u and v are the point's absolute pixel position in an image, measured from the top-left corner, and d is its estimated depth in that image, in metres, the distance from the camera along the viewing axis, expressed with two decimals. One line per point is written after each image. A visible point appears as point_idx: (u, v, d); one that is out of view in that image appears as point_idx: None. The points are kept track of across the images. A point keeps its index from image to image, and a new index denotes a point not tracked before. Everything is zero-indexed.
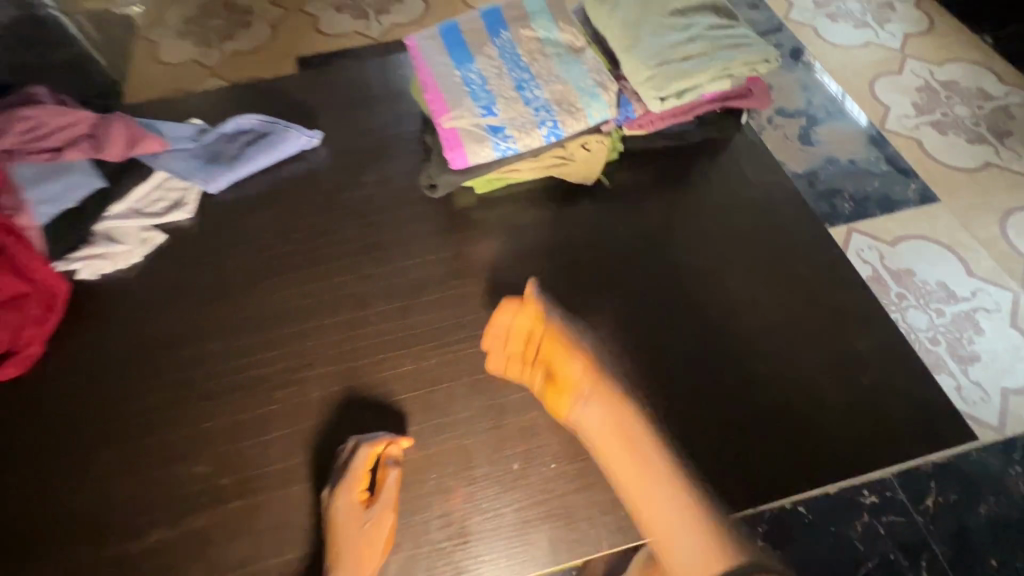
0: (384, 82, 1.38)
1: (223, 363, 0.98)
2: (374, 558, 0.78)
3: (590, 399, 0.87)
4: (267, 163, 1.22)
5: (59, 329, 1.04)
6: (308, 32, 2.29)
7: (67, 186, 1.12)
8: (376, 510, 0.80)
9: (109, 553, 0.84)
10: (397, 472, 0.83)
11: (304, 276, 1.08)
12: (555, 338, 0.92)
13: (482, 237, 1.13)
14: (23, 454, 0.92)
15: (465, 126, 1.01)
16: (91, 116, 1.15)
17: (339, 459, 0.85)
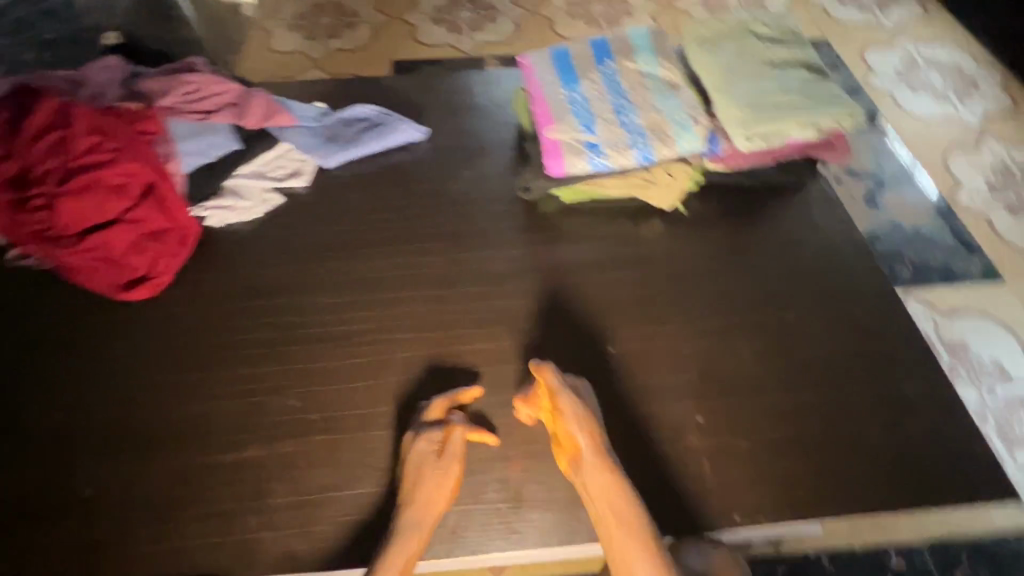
0: (486, 92, 1.51)
1: (321, 316, 1.10)
2: (440, 501, 0.87)
3: (587, 468, 0.88)
4: (377, 150, 1.36)
5: (187, 264, 1.19)
6: (404, 38, 2.38)
7: (211, 145, 1.26)
8: (444, 460, 0.89)
9: (209, 460, 0.95)
10: (461, 430, 0.91)
11: (398, 252, 1.20)
12: (558, 405, 0.92)
13: (561, 242, 1.23)
14: (146, 365, 1.06)
15: (566, 138, 1.12)
16: (237, 88, 1.31)
17: (425, 410, 0.95)
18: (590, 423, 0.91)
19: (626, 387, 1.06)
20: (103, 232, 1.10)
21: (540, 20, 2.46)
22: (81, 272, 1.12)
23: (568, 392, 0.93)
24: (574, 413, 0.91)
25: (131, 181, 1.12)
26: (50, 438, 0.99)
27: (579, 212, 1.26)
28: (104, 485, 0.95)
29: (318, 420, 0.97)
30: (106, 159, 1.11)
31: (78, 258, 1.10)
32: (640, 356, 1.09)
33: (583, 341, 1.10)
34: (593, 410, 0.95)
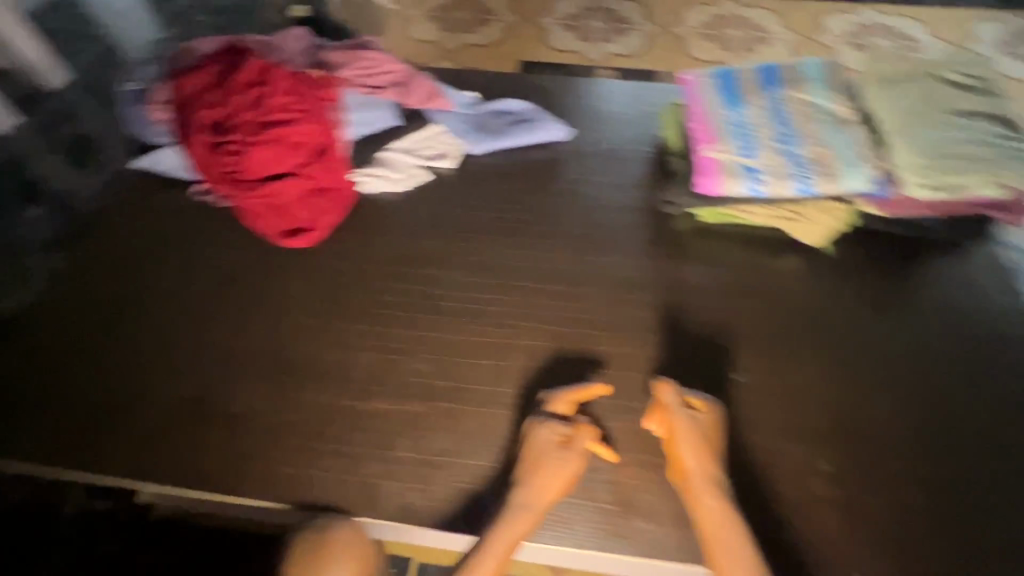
0: (635, 100, 1.50)
1: (453, 290, 1.16)
2: (555, 488, 0.89)
3: (699, 490, 0.89)
4: (522, 143, 1.41)
5: (341, 222, 1.29)
6: (536, 42, 2.38)
7: (377, 118, 1.38)
8: (568, 452, 0.91)
9: (339, 403, 1.02)
10: (590, 428, 0.93)
11: (532, 244, 1.24)
12: (677, 421, 0.93)
13: (692, 260, 1.22)
14: (293, 305, 1.15)
15: (723, 159, 1.11)
16: (406, 69, 1.41)
17: (550, 400, 0.98)
18: (701, 447, 0.91)
19: (745, 418, 1.04)
20: (276, 181, 1.22)
21: (671, 39, 2.36)
22: (252, 214, 1.24)
23: (684, 414, 0.94)
24: (686, 434, 0.92)
25: (306, 139, 1.23)
26: (210, 353, 1.11)
27: (716, 234, 1.25)
28: (250, 405, 1.03)
29: (444, 386, 1.03)
30: (289, 116, 1.22)
31: (253, 201, 1.22)
32: (763, 390, 1.07)
33: (705, 364, 1.09)
34: (711, 434, 0.93)
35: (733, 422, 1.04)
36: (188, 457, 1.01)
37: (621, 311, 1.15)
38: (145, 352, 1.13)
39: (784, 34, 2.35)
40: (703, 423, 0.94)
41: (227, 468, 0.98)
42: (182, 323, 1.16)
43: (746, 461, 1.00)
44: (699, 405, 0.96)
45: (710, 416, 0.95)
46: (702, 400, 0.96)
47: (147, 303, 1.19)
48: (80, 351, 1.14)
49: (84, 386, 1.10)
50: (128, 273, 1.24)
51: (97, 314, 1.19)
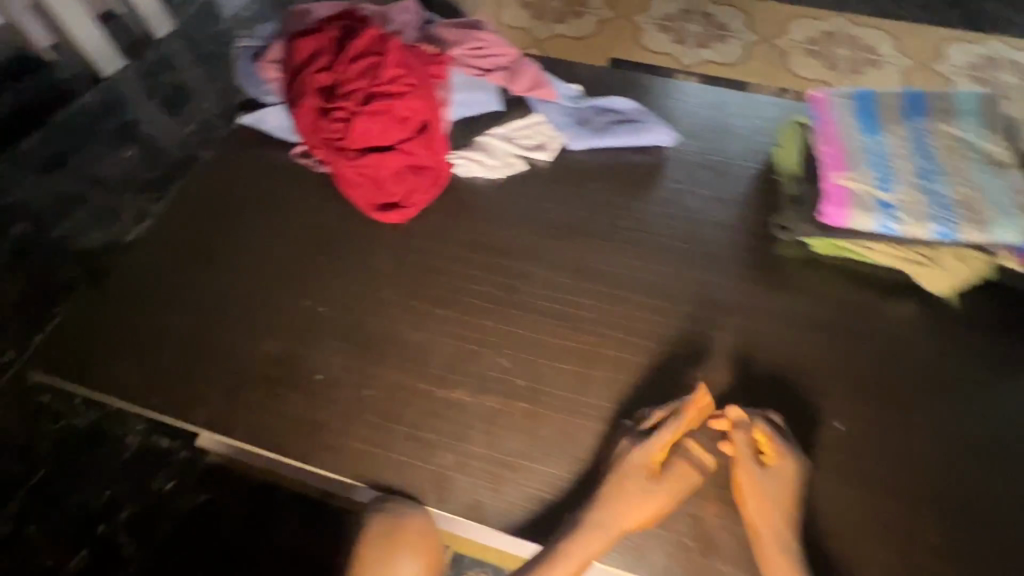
0: (746, 114, 1.42)
1: (541, 289, 1.12)
2: (639, 522, 0.86)
3: (764, 551, 0.84)
4: (624, 144, 1.34)
5: (432, 203, 1.27)
6: (628, 40, 2.27)
7: (479, 100, 1.33)
8: (659, 487, 0.87)
9: (419, 386, 1.00)
10: (687, 470, 0.89)
11: (625, 250, 1.18)
12: (742, 472, 0.89)
13: (800, 290, 1.13)
14: (380, 281, 1.15)
15: (856, 189, 1.02)
16: (515, 55, 1.36)
17: (650, 426, 0.92)
18: (766, 501, 0.86)
19: (846, 471, 0.95)
20: (377, 153, 1.20)
21: (771, 52, 2.19)
22: (348, 183, 1.23)
23: (750, 464, 0.89)
24: (750, 487, 0.87)
25: (411, 115, 1.20)
26: (296, 317, 1.11)
27: (828, 266, 1.15)
28: (332, 374, 1.03)
29: (525, 386, 1.00)
30: (399, 88, 1.19)
31: (352, 170, 1.21)
32: (867, 444, 0.97)
33: (804, 404, 1.01)
34: (780, 488, 0.87)
35: (831, 472, 0.95)
36: (264, 417, 1.01)
37: (715, 335, 1.08)
38: (233, 306, 1.14)
39: (895, 60, 2.15)
40: (772, 476, 0.88)
41: (303, 435, 0.98)
42: (270, 282, 1.16)
43: (841, 519, 0.92)
44: (769, 454, 0.89)
45: (783, 468, 0.88)
46: (773, 448, 0.89)
47: (240, 258, 1.21)
48: (174, 297, 1.18)
49: (174, 331, 1.13)
50: (224, 226, 1.26)
51: (193, 263, 1.22)
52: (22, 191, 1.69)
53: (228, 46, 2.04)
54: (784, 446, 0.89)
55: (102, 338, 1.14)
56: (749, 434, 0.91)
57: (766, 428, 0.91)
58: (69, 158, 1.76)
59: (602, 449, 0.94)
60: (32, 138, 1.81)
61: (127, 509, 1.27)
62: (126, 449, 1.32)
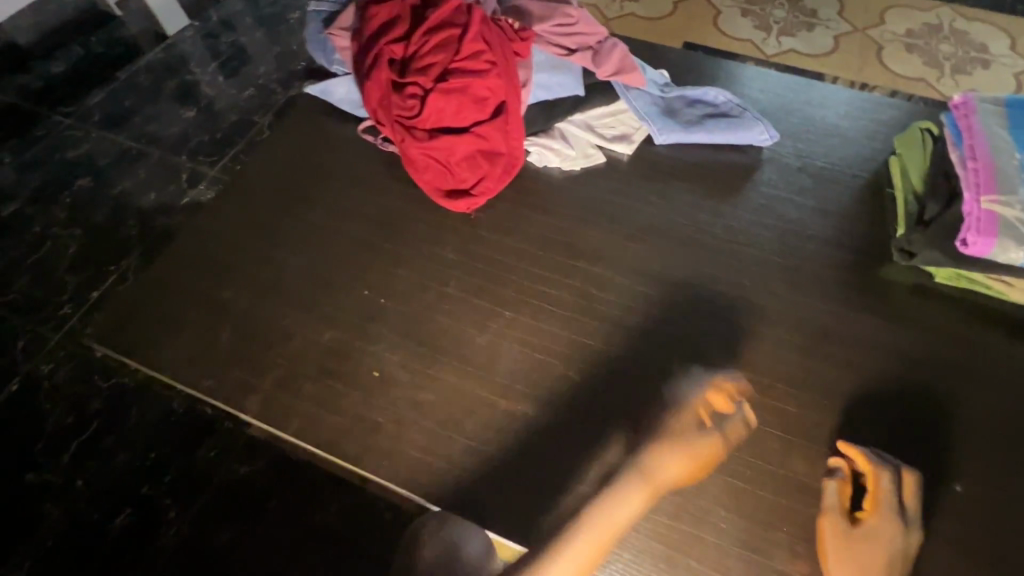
0: (857, 115, 1.25)
1: (614, 299, 1.02)
2: (687, 470, 0.79)
3: None
4: (717, 142, 1.21)
5: (500, 192, 1.18)
6: (704, 22, 2.02)
7: (561, 82, 1.23)
8: (707, 434, 0.82)
9: (482, 396, 0.94)
10: (738, 419, 0.84)
11: (712, 260, 1.06)
12: (829, 526, 0.79)
13: (915, 324, 0.99)
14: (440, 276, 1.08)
15: (1009, 215, 0.87)
16: (601, 35, 1.23)
17: (689, 387, 0.90)
18: (854, 564, 0.75)
19: (961, 542, 0.82)
20: (450, 134, 1.12)
21: (868, 43, 1.92)
22: (416, 164, 1.15)
23: (840, 519, 0.79)
24: (837, 545, 0.77)
25: (489, 94, 1.11)
26: (355, 308, 1.05)
27: (949, 300, 1.01)
28: (392, 371, 0.98)
29: (596, 407, 0.92)
30: (478, 65, 1.10)
31: (421, 151, 1.13)
32: (988, 513, 0.84)
33: (918, 457, 0.87)
34: (875, 552, 0.76)
35: (943, 541, 0.82)
36: (318, 410, 0.97)
37: (814, 364, 0.94)
38: (293, 287, 1.09)
39: (1009, 60, 1.86)
40: (864, 537, 0.77)
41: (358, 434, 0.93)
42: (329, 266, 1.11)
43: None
44: (866, 510, 0.79)
45: (879, 531, 0.77)
46: (873, 505, 0.79)
47: (301, 236, 1.16)
48: (232, 270, 1.13)
49: (229, 308, 1.09)
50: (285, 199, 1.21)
51: (252, 239, 1.17)
52: (87, 147, 1.69)
53: (291, 10, 1.97)
54: (888, 507, 0.79)
55: (157, 308, 1.11)
56: (843, 485, 0.81)
57: (875, 481, 0.80)
58: (132, 117, 1.74)
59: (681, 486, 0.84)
60: (98, 94, 1.79)
61: (171, 471, 1.23)
62: (171, 414, 1.28)
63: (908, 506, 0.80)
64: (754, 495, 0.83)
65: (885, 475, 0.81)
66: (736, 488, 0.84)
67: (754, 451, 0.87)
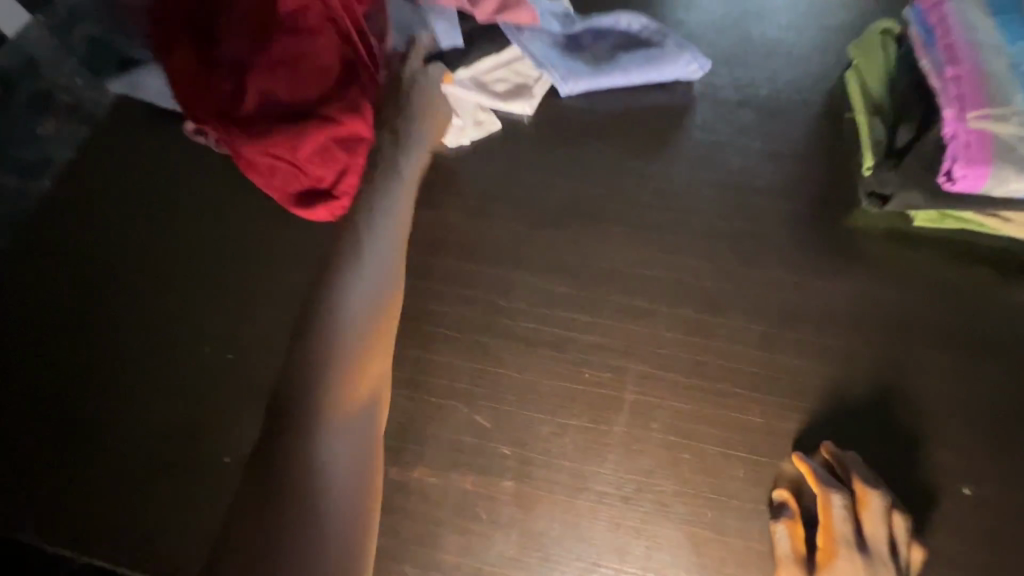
0: (802, 26, 1.02)
1: (526, 305, 0.79)
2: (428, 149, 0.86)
3: None
4: (635, 83, 0.96)
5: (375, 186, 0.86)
6: None
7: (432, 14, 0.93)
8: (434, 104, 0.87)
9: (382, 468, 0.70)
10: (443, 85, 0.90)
11: (644, 237, 0.84)
12: None
13: (895, 281, 0.80)
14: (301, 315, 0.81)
15: (1003, 134, 0.66)
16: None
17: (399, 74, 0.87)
18: None
19: (985, 560, 0.65)
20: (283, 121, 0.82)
21: None
22: (251, 170, 0.85)
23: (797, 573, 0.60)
24: None
25: (326, 60, 0.83)
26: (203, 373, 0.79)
27: (933, 245, 0.81)
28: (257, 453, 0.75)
29: (514, 458, 0.70)
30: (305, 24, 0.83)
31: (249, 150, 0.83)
32: (1008, 512, 0.67)
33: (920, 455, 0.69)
34: None
35: (960, 560, 0.65)
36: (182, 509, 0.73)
37: (778, 356, 0.75)
38: (108, 351, 0.80)
39: None
40: None
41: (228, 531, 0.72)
42: (159, 318, 0.82)
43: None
44: (822, 551, 0.60)
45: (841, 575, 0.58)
46: (829, 542, 0.60)
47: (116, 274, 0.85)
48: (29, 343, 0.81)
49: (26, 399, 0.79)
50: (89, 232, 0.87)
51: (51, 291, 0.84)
52: None
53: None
54: (847, 541, 0.59)
55: None
56: (794, 526, 0.62)
57: (826, 510, 0.61)
58: None
59: (626, 544, 0.66)
60: None
61: None
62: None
63: (877, 527, 0.59)
64: (718, 542, 0.65)
65: (836, 498, 0.61)
66: (697, 537, 0.66)
67: (715, 483, 0.68)
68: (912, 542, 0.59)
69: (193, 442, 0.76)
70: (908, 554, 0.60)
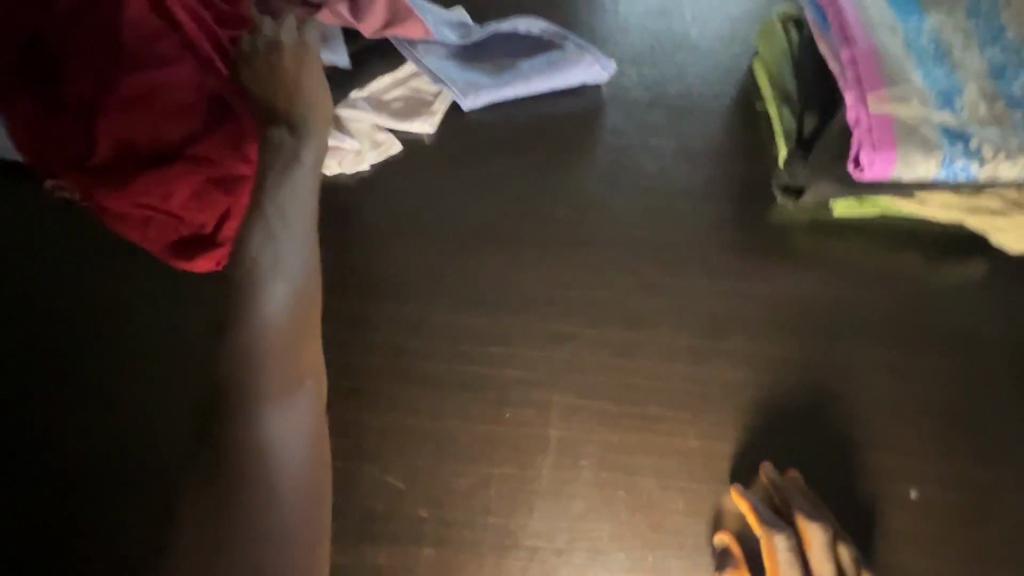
0: (706, 19, 0.99)
1: (439, 344, 0.72)
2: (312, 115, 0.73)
3: None
4: (539, 91, 0.90)
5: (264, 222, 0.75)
6: None
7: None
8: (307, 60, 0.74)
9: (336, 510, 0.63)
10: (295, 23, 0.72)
11: (561, 255, 0.78)
12: None
13: (822, 275, 0.76)
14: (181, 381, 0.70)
15: (905, 115, 0.63)
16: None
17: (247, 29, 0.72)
18: None
19: (941, 565, 0.61)
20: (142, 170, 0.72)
21: None
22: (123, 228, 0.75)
23: None
24: None
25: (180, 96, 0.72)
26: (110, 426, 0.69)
27: (855, 235, 0.78)
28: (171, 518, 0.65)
29: (433, 521, 0.63)
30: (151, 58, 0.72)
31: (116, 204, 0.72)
32: (960, 510, 0.63)
33: (866, 459, 0.65)
34: None
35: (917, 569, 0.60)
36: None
37: (712, 370, 0.70)
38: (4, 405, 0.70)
39: None
40: None
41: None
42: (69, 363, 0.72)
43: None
44: None
45: None
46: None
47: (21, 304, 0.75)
48: None
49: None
50: None
51: None
52: None
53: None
54: None
55: None
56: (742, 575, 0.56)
57: (770, 554, 0.54)
58: None
59: None
60: None
61: None
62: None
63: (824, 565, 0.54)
64: None
65: (780, 539, 0.54)
66: None
67: (654, 520, 0.62)
68: (863, 573, 0.54)
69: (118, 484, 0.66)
70: None
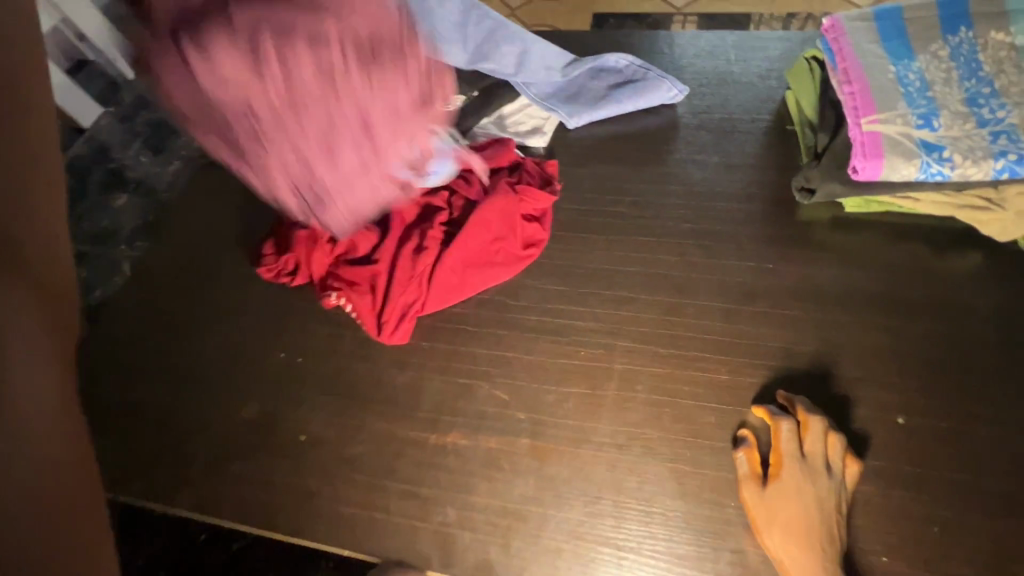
0: (747, 59, 1.22)
1: (532, 301, 0.98)
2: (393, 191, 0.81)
3: None
4: (626, 110, 1.16)
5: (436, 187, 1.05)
6: None
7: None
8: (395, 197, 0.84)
9: (454, 411, 0.90)
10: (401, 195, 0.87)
11: (625, 240, 1.03)
12: (749, 496, 0.74)
13: (835, 260, 0.96)
14: (347, 322, 1.00)
15: (891, 132, 0.83)
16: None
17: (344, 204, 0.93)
18: (779, 524, 0.71)
19: (925, 474, 0.77)
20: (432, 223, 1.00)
21: None
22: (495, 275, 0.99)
23: (757, 485, 0.75)
24: (759, 513, 0.73)
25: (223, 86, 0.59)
26: (268, 352, 0.99)
27: (866, 229, 0.98)
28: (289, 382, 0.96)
29: (527, 420, 0.88)
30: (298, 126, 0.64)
31: (525, 203, 1.03)
32: (941, 435, 0.79)
33: (863, 395, 0.83)
34: (794, 505, 0.71)
35: (902, 474, 0.77)
36: (260, 457, 0.92)
37: (741, 327, 0.91)
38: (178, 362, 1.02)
39: None
40: (776, 492, 0.73)
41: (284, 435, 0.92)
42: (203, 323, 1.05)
43: (935, 547, 0.73)
44: (774, 466, 0.75)
45: (788, 481, 0.73)
46: (777, 458, 0.75)
47: (183, 292, 1.09)
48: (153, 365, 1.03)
49: (171, 362, 1.03)
50: (170, 268, 1.12)
51: (159, 323, 1.07)
52: None
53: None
54: (790, 457, 0.74)
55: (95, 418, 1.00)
56: (752, 452, 0.77)
57: (776, 434, 0.76)
58: None
59: (622, 480, 0.81)
60: None
61: None
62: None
63: (816, 445, 0.74)
64: (696, 476, 0.80)
65: (784, 424, 0.76)
66: (680, 472, 0.81)
67: (691, 429, 0.83)
68: (848, 456, 0.74)
69: (263, 387, 0.97)
70: (846, 466, 0.74)
